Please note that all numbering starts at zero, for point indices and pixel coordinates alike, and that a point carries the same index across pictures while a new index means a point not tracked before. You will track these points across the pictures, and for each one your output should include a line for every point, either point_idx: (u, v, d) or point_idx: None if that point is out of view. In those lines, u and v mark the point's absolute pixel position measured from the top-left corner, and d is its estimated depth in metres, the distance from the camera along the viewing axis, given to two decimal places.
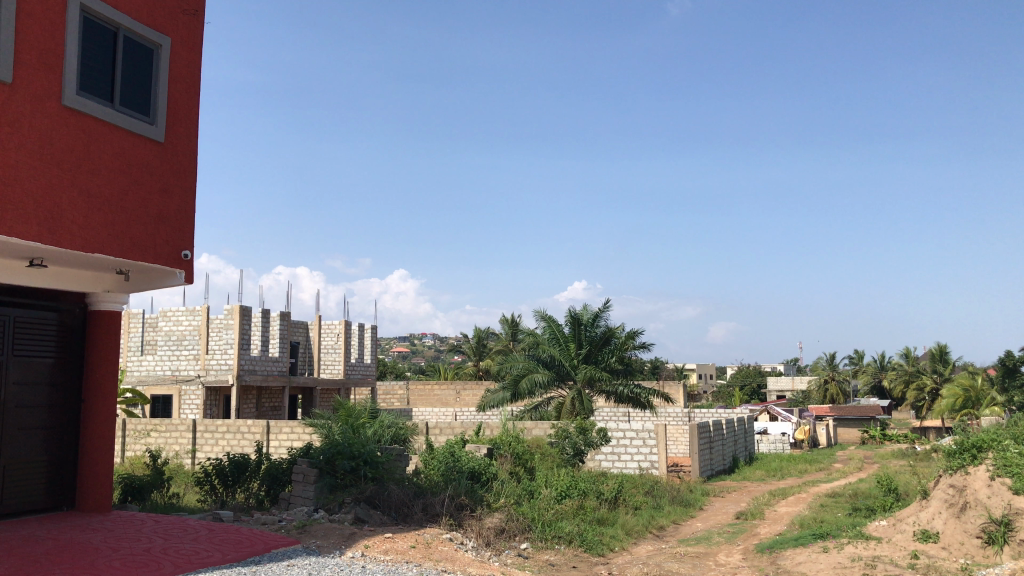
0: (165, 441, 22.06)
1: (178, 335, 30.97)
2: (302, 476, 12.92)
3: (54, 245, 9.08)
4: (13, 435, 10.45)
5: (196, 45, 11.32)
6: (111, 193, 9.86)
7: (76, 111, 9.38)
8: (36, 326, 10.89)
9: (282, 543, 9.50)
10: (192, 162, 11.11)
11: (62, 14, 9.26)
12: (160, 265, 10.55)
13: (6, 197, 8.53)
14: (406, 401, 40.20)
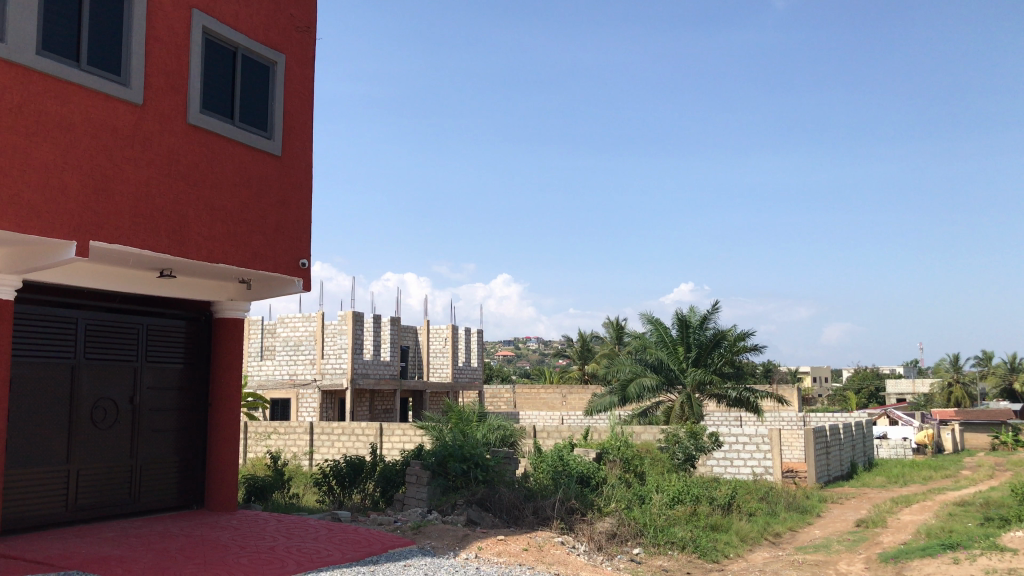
0: (285, 442, 22.99)
1: (295, 340, 32.18)
2: (415, 477, 13.26)
3: (183, 256, 9.59)
4: (148, 437, 11.07)
5: (309, 60, 11.72)
6: (234, 207, 10.33)
7: (200, 128, 9.88)
8: (166, 333, 11.50)
9: (398, 543, 9.72)
10: (308, 173, 11.52)
11: (186, 37, 9.78)
12: (279, 273, 10.98)
13: (138, 212, 9.08)
14: (513, 405, 40.43)
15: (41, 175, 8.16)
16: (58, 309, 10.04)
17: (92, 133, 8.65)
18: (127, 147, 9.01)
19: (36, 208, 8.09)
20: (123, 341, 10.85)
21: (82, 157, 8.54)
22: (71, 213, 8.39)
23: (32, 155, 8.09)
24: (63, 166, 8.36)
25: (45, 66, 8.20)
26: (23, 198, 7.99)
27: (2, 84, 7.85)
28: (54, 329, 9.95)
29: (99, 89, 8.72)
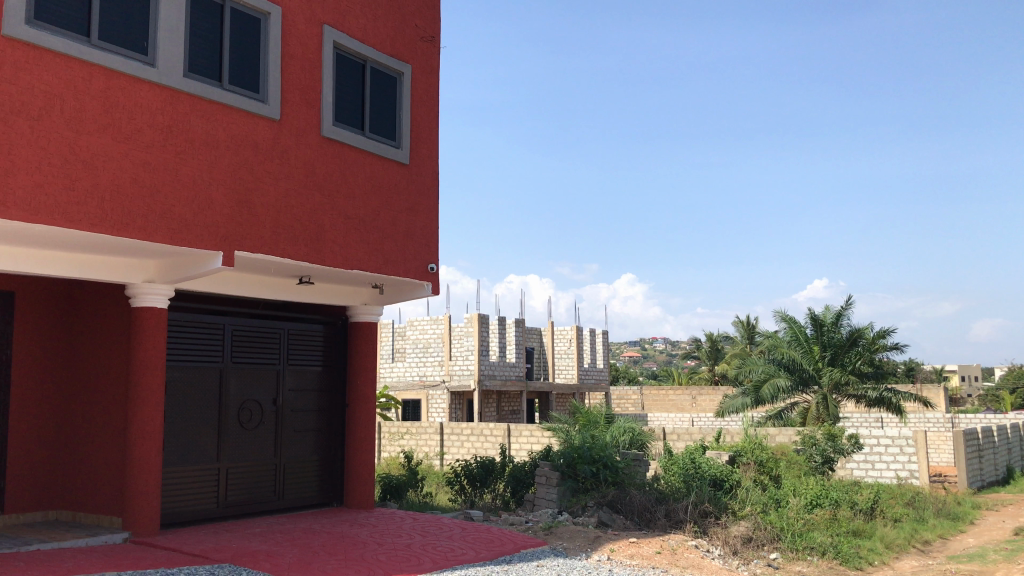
0: (416, 442, 23.57)
1: (424, 342, 32.94)
2: (545, 478, 13.45)
3: (319, 264, 9.98)
4: (290, 437, 11.57)
5: (434, 69, 11.97)
6: (366, 214, 10.67)
7: (333, 140, 10.25)
8: (306, 337, 11.97)
9: (531, 544, 9.79)
10: (436, 180, 11.78)
11: (318, 52, 10.17)
12: (409, 278, 11.26)
13: (277, 223, 9.52)
14: (640, 406, 40.06)
15: (190, 191, 8.68)
16: (207, 316, 10.61)
17: (234, 149, 9.12)
18: (267, 161, 9.45)
19: (186, 222, 8.61)
20: (266, 345, 11.37)
21: (226, 173, 9.02)
22: (216, 225, 8.89)
23: (182, 172, 8.61)
24: (209, 180, 8.85)
25: (191, 88, 8.70)
26: (175, 213, 8.51)
27: (154, 107, 8.38)
28: (203, 335, 10.52)
29: (240, 106, 9.18)
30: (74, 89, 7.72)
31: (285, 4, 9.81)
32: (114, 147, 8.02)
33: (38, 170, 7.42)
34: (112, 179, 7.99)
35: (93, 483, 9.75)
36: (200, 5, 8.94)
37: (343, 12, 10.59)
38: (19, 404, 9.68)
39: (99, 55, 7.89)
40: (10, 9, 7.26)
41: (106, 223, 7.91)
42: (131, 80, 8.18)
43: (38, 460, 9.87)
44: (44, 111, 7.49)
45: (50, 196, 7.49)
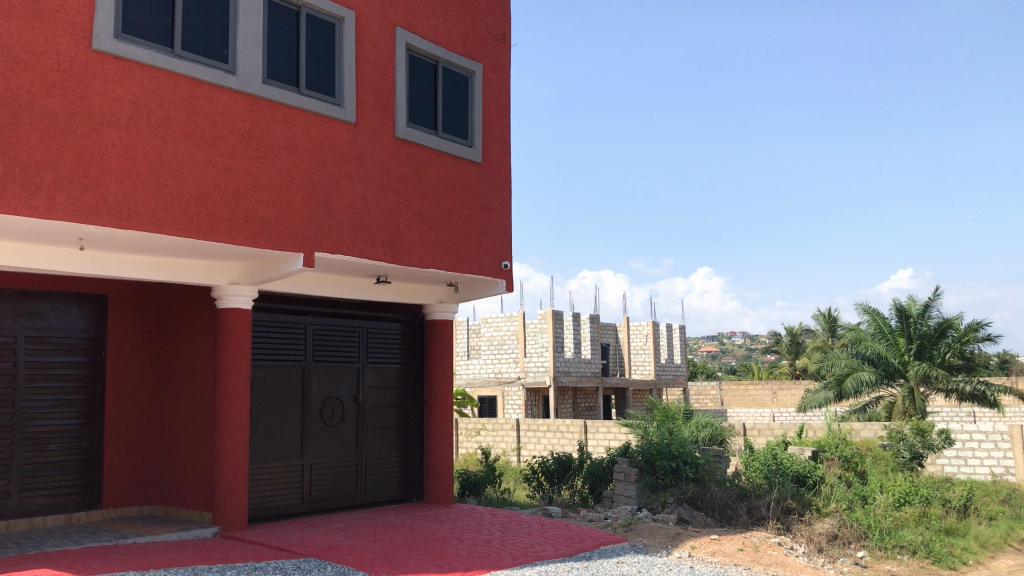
0: (493, 438, 23.73)
1: (499, 339, 33.11)
2: (624, 475, 13.46)
3: (395, 263, 10.12)
4: (371, 433, 11.77)
5: (505, 66, 12.01)
6: (441, 213, 10.77)
7: (407, 141, 10.38)
8: (384, 335, 12.14)
9: (610, 540, 9.75)
10: (509, 177, 11.82)
11: (391, 54, 10.31)
12: (484, 275, 11.33)
13: (355, 224, 9.69)
14: (719, 402, 39.53)
15: (271, 194, 8.90)
16: (289, 315, 10.87)
17: (312, 152, 9.32)
18: (343, 163, 9.63)
19: (267, 225, 8.84)
20: (346, 344, 11.57)
21: (305, 175, 9.22)
22: (296, 227, 9.10)
23: (262, 176, 8.84)
24: (289, 184, 9.07)
25: (270, 94, 8.92)
26: (256, 216, 8.75)
27: (236, 114, 8.63)
28: (285, 334, 10.79)
29: (317, 110, 9.37)
30: (159, 99, 8.00)
31: (359, 8, 9.97)
32: (198, 154, 8.28)
33: (127, 178, 7.72)
34: (197, 184, 8.25)
35: (184, 479, 10.10)
36: (277, 13, 9.17)
37: (415, 14, 10.71)
38: (114, 403, 10.09)
39: (182, 65, 8.16)
40: (99, 25, 7.58)
41: (192, 227, 8.18)
42: (212, 88, 8.43)
43: (133, 456, 10.27)
44: (132, 121, 7.78)
45: (139, 202, 7.78)
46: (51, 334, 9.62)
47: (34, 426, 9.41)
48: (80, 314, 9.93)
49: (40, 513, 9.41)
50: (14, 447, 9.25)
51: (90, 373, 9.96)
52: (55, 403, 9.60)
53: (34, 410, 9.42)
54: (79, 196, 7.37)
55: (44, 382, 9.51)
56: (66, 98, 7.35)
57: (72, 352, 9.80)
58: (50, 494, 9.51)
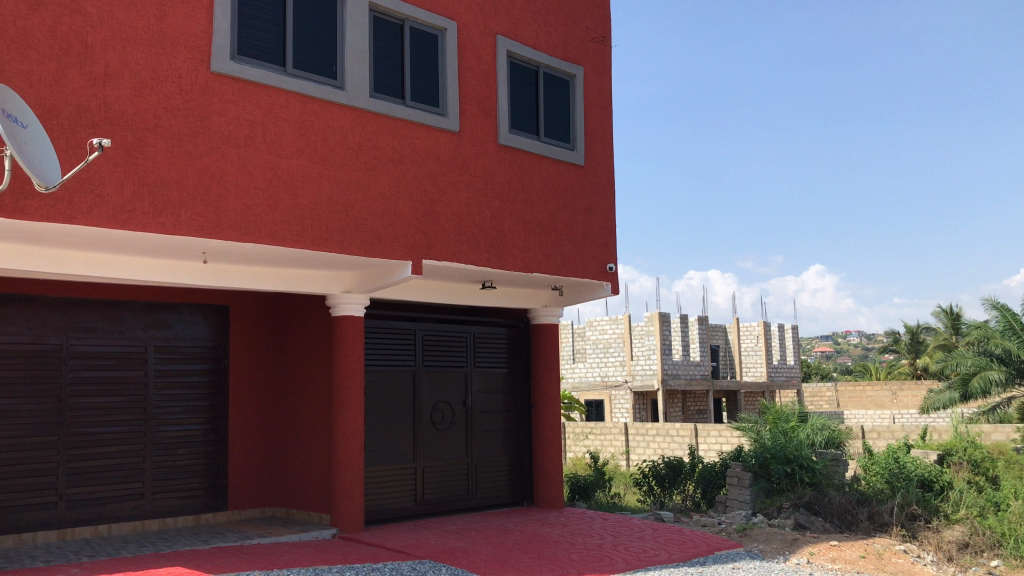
0: (602, 442, 23.66)
1: (605, 342, 33.01)
2: (737, 480, 13.08)
3: (501, 268, 10.22)
4: (481, 437, 11.91)
5: (607, 68, 11.97)
6: (544, 218, 10.82)
7: (510, 147, 10.48)
8: (491, 340, 12.26)
9: (725, 545, 9.57)
10: (612, 180, 11.77)
11: (493, 62, 10.42)
12: (589, 279, 11.32)
13: (461, 231, 9.85)
14: (836, 403, 38.27)
15: (380, 204, 9.14)
16: (399, 322, 11.12)
17: (418, 162, 9.52)
18: (448, 171, 9.80)
19: (377, 234, 9.08)
20: (455, 349, 11.74)
21: (412, 185, 9.43)
22: (405, 235, 9.31)
23: (371, 187, 9.08)
24: (396, 194, 9.29)
25: (377, 107, 9.16)
26: (367, 226, 8.99)
27: (345, 127, 8.90)
28: (396, 341, 11.04)
29: (422, 121, 9.57)
30: (274, 117, 8.32)
31: (460, 18, 10.12)
32: (310, 168, 8.57)
33: (246, 194, 8.06)
34: (310, 197, 8.54)
35: (303, 481, 10.46)
36: (381, 28, 9.41)
37: (515, 21, 10.80)
38: (237, 409, 10.54)
39: (294, 83, 8.47)
40: (217, 48, 7.96)
41: (307, 239, 8.48)
42: (323, 104, 8.72)
43: (255, 460, 10.70)
44: (249, 138, 8.13)
45: (257, 216, 8.12)
46: (178, 344, 10.14)
47: (164, 431, 9.93)
48: (204, 325, 10.42)
49: (172, 514, 9.93)
50: (147, 451, 9.78)
51: (214, 380, 10.44)
52: (183, 409, 10.11)
53: (164, 416, 9.94)
54: (202, 212, 7.75)
55: (172, 389, 10.02)
56: (188, 119, 7.74)
57: (198, 360, 10.29)
58: (180, 496, 10.01)
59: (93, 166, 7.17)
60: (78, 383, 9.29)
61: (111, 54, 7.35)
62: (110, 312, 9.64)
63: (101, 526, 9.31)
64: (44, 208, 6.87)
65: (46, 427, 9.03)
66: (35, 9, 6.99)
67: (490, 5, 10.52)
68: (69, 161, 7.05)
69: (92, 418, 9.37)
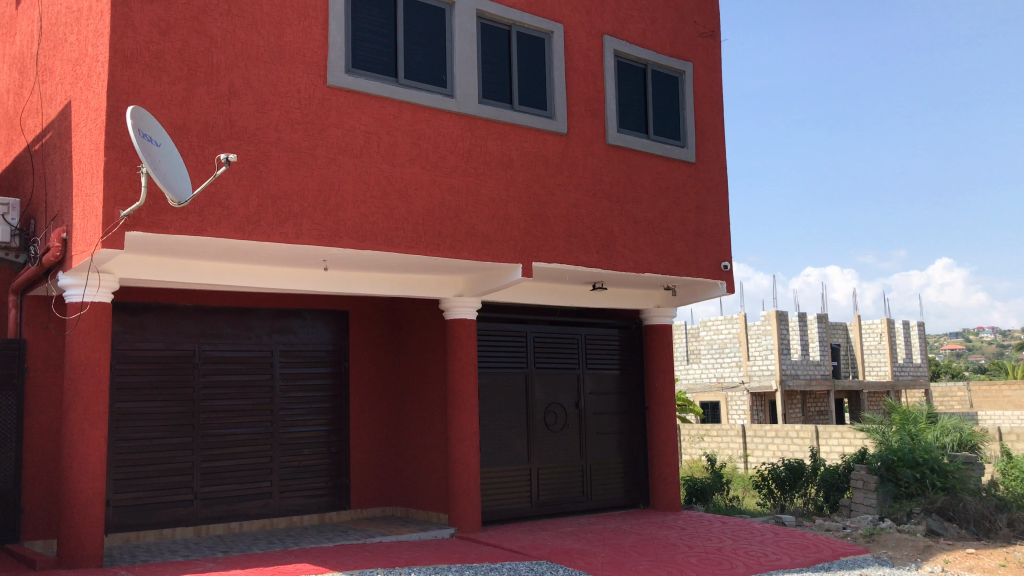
0: (719, 445, 23.30)
1: (721, 343, 32.38)
2: (862, 482, 12.67)
3: (612, 268, 10.19)
4: (595, 439, 11.88)
5: (716, 63, 11.76)
6: (655, 217, 10.71)
7: (619, 147, 10.43)
8: (604, 341, 12.21)
9: (852, 551, 9.23)
10: (724, 176, 11.55)
11: (600, 63, 10.40)
12: (703, 278, 11.14)
13: (571, 233, 9.86)
14: (969, 403, 36.33)
15: (491, 209, 9.25)
16: (511, 325, 11.22)
17: (527, 166, 9.59)
18: (558, 173, 9.83)
19: (489, 238, 9.19)
20: (567, 350, 11.76)
21: (522, 189, 9.51)
22: (515, 239, 9.40)
23: (482, 192, 9.21)
24: (506, 198, 9.38)
25: (486, 112, 9.28)
26: (479, 230, 9.13)
27: (456, 134, 9.05)
28: (509, 343, 11.16)
29: (531, 124, 9.64)
30: (387, 126, 8.55)
31: (567, 21, 10.14)
32: (423, 175, 8.77)
33: (363, 202, 8.32)
34: (423, 203, 8.73)
35: (422, 482, 10.69)
36: (489, 35, 9.54)
37: (622, 20, 10.74)
38: (357, 411, 10.87)
39: (406, 92, 8.67)
40: (332, 63, 8.24)
41: (420, 244, 8.67)
42: (434, 112, 8.90)
43: (375, 460, 11.00)
44: (364, 148, 8.38)
45: (373, 224, 8.36)
46: (301, 348, 10.53)
47: (290, 432, 10.33)
48: (325, 329, 10.78)
49: (298, 512, 10.31)
50: (274, 451, 10.20)
51: (336, 382, 10.79)
52: (307, 411, 10.49)
53: (289, 418, 10.34)
54: (322, 221, 8.04)
55: (295, 391, 10.42)
56: (307, 132, 8.04)
57: (319, 363, 10.67)
58: (305, 495, 10.39)
59: (221, 181, 7.55)
60: (210, 387, 9.78)
61: (235, 73, 7.72)
62: (238, 318, 10.11)
63: (233, 523, 9.78)
64: (177, 222, 7.28)
65: (180, 428, 9.55)
66: (166, 34, 7.41)
67: (596, 6, 10.50)
68: (199, 176, 7.46)
69: (223, 420, 9.83)
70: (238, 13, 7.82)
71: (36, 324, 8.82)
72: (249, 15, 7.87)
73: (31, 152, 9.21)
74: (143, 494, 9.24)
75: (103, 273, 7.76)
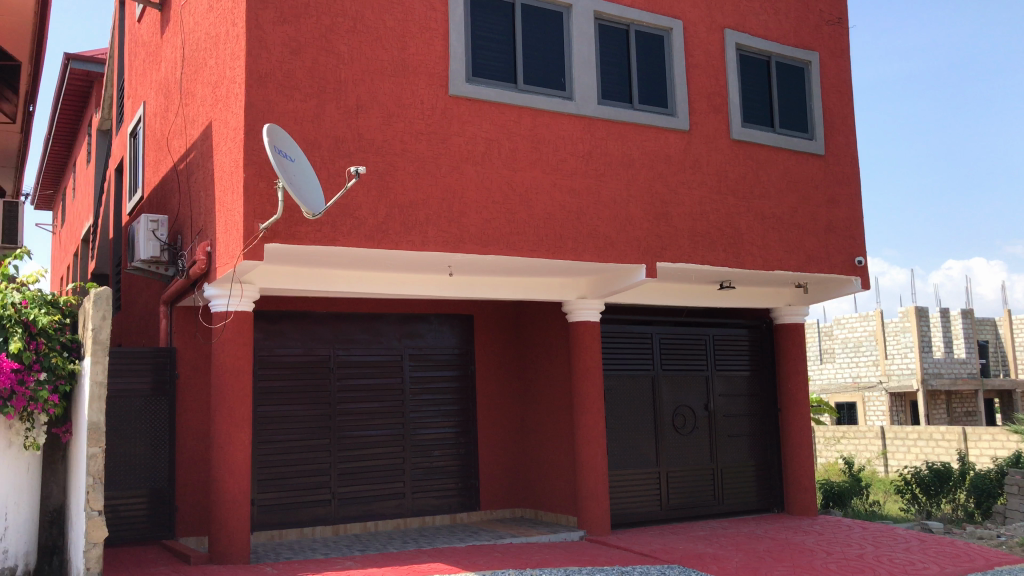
0: (856, 446, 22.48)
1: (856, 341, 31.11)
2: (1018, 487, 12.44)
3: (739, 267, 9.96)
4: (725, 441, 11.63)
5: (845, 51, 11.32)
6: (784, 212, 10.39)
7: (744, 142, 10.19)
8: (732, 341, 11.93)
9: (1008, 560, 8.67)
10: (856, 168, 11.11)
11: (722, 57, 10.20)
12: (836, 274, 10.74)
13: (696, 231, 9.70)
14: None
15: (613, 209, 9.21)
16: (636, 326, 11.13)
17: (649, 165, 9.50)
18: (680, 171, 9.70)
19: (612, 239, 9.15)
20: (694, 351, 11.57)
21: (644, 189, 9.42)
22: (638, 239, 9.32)
23: (604, 193, 9.18)
24: (629, 198, 9.32)
25: (606, 113, 9.25)
26: (602, 231, 9.10)
27: (576, 136, 9.06)
28: (634, 344, 11.07)
29: (652, 123, 9.54)
30: (508, 132, 8.65)
31: (686, 16, 9.98)
32: (544, 178, 8.82)
33: (486, 208, 8.44)
34: (545, 207, 8.79)
35: (550, 484, 10.73)
36: (607, 35, 9.50)
37: (743, 12, 10.49)
38: (485, 414, 11.03)
39: (525, 97, 8.75)
40: (454, 72, 8.41)
41: (544, 247, 8.73)
42: (554, 115, 8.94)
43: (504, 462, 11.13)
44: (486, 154, 8.50)
45: (496, 229, 8.47)
46: (429, 352, 10.77)
47: (421, 434, 10.58)
48: (452, 333, 11.00)
49: (430, 512, 10.55)
50: (406, 453, 10.47)
51: (463, 385, 10.98)
52: (436, 414, 10.72)
53: (420, 420, 10.60)
54: (446, 228, 8.21)
55: (425, 394, 10.67)
56: (431, 141, 8.23)
57: (446, 367, 10.88)
58: (437, 496, 10.62)
59: (351, 192, 7.82)
60: (345, 391, 10.14)
61: (362, 87, 7.98)
62: (369, 323, 10.44)
63: (369, 523, 10.10)
64: (312, 233, 7.59)
65: (318, 430, 9.94)
66: (296, 53, 7.75)
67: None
68: (331, 188, 7.75)
69: (357, 422, 10.18)
70: (364, 29, 8.08)
71: (186, 333, 9.39)
72: (374, 30, 8.12)
73: (177, 172, 9.80)
74: (285, 494, 9.68)
75: (244, 283, 8.17)
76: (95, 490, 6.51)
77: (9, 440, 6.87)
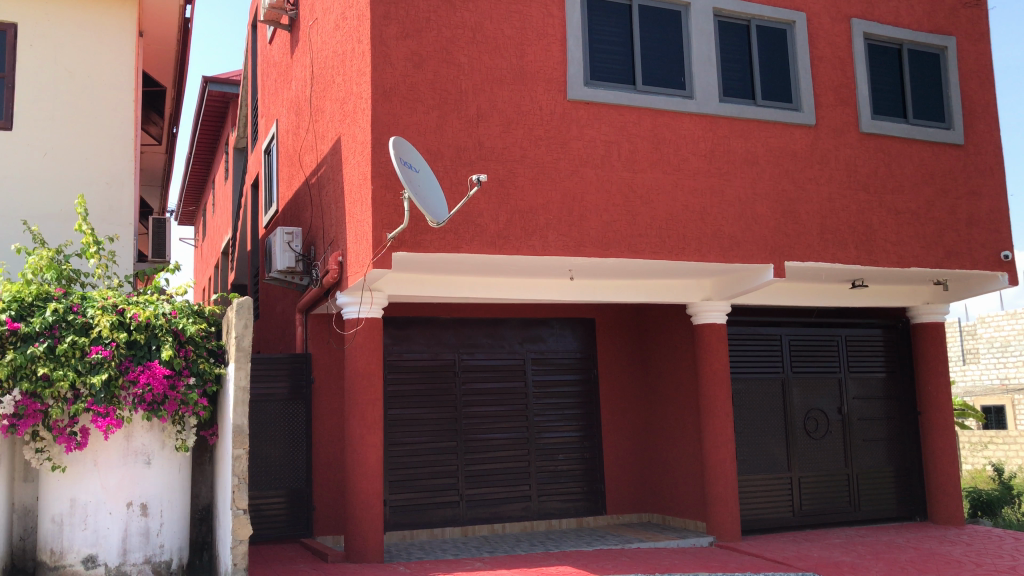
0: (1006, 452, 21.15)
1: (1003, 340, 29.32)
2: None
3: (872, 264, 9.58)
4: (861, 446, 11.19)
5: (984, 34, 10.72)
6: (920, 206, 9.93)
7: (875, 135, 9.79)
8: (866, 343, 11.48)
9: None
10: (1000, 157, 10.49)
11: (849, 48, 9.84)
12: (979, 269, 10.16)
13: (825, 228, 9.40)
14: None
15: (738, 209, 9.03)
16: (763, 327, 10.87)
17: (774, 162, 9.27)
18: (807, 167, 9.41)
19: (737, 239, 8.98)
20: (825, 353, 11.19)
21: (769, 186, 9.20)
22: (765, 238, 9.11)
23: (728, 192, 9.02)
24: (754, 197, 9.12)
25: (728, 111, 9.08)
26: (726, 231, 8.94)
27: (697, 136, 8.94)
28: (762, 347, 10.81)
29: (776, 119, 9.31)
30: (627, 134, 8.63)
31: (810, 8, 9.69)
32: (665, 179, 8.74)
33: (607, 211, 8.45)
34: (667, 208, 8.71)
35: (677, 488, 10.59)
36: (727, 31, 9.34)
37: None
38: (609, 418, 11.00)
39: (645, 98, 8.70)
40: (572, 77, 8.45)
41: (666, 249, 8.65)
42: (674, 115, 8.85)
43: (629, 466, 11.07)
44: (606, 158, 8.51)
45: (618, 232, 8.46)
46: (552, 356, 10.85)
47: (545, 437, 10.66)
48: (574, 337, 11.04)
49: (557, 516, 10.60)
50: (532, 456, 10.57)
51: (586, 389, 10.98)
52: (560, 417, 10.78)
53: (544, 424, 10.68)
54: (568, 232, 8.26)
55: (549, 398, 10.74)
56: (551, 146, 8.31)
57: (569, 371, 10.93)
58: (563, 500, 10.67)
59: (474, 199, 7.98)
60: (470, 395, 10.34)
61: (482, 97, 8.14)
62: (493, 328, 10.61)
63: (497, 525, 10.24)
64: (437, 241, 7.79)
65: (445, 433, 10.17)
66: (419, 66, 7.97)
67: None
68: (454, 196, 7.94)
69: (483, 425, 10.35)
70: (483, 39, 8.23)
71: (320, 339, 9.80)
72: (492, 40, 8.27)
73: (309, 185, 10.22)
74: (416, 495, 9.94)
75: (374, 290, 8.44)
76: (240, 489, 6.86)
77: (162, 441, 7.32)
